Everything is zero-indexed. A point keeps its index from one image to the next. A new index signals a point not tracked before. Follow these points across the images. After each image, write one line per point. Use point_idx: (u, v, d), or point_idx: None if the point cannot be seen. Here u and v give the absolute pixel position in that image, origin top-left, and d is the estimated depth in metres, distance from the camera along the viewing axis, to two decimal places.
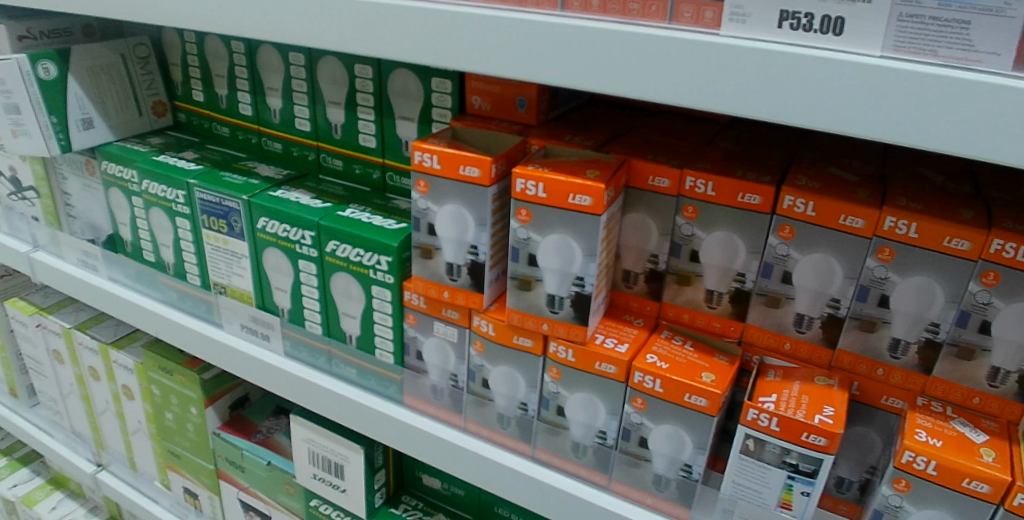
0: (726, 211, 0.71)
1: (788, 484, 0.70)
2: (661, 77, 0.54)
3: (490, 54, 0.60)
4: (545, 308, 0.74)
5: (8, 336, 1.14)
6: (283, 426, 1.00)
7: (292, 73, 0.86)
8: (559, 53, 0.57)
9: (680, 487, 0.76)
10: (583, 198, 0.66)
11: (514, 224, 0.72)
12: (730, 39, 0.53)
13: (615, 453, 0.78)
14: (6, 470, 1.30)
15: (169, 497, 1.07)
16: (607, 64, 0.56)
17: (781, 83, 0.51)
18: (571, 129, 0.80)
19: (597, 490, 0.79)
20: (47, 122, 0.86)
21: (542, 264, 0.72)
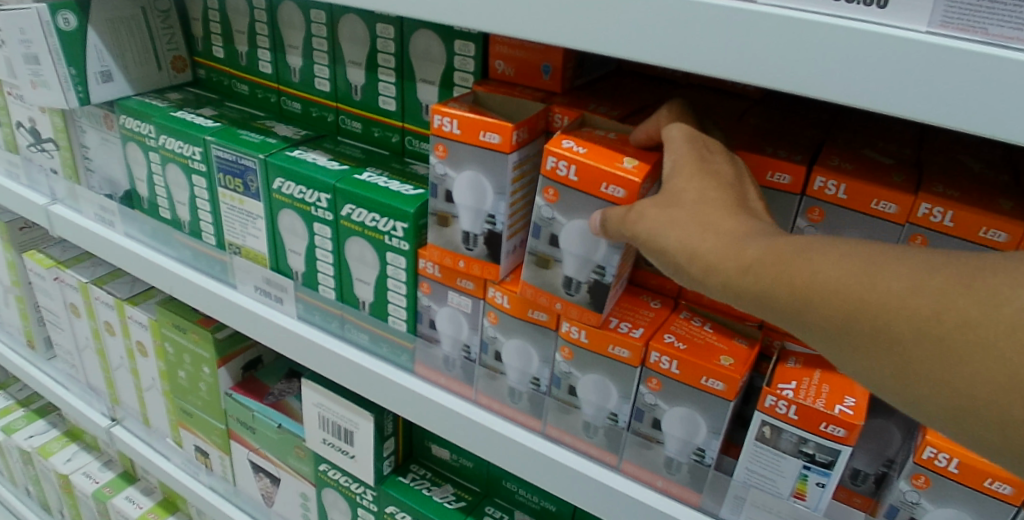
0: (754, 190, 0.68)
1: (803, 474, 0.68)
2: (690, 44, 0.52)
3: (514, 16, 0.58)
4: (560, 289, 0.72)
5: (27, 287, 1.14)
6: (295, 389, 0.99)
7: (312, 30, 0.84)
8: (585, 17, 0.55)
9: (692, 472, 0.74)
10: (614, 189, 0.63)
11: (540, 201, 0.69)
12: (770, 6, 0.49)
13: (627, 434, 0.77)
14: (24, 421, 1.32)
15: (180, 455, 1.08)
16: (634, 29, 0.53)
17: (820, 54, 0.48)
18: (596, 98, 0.77)
19: (607, 470, 0.78)
20: (66, 74, 0.84)
21: (562, 245, 0.69)
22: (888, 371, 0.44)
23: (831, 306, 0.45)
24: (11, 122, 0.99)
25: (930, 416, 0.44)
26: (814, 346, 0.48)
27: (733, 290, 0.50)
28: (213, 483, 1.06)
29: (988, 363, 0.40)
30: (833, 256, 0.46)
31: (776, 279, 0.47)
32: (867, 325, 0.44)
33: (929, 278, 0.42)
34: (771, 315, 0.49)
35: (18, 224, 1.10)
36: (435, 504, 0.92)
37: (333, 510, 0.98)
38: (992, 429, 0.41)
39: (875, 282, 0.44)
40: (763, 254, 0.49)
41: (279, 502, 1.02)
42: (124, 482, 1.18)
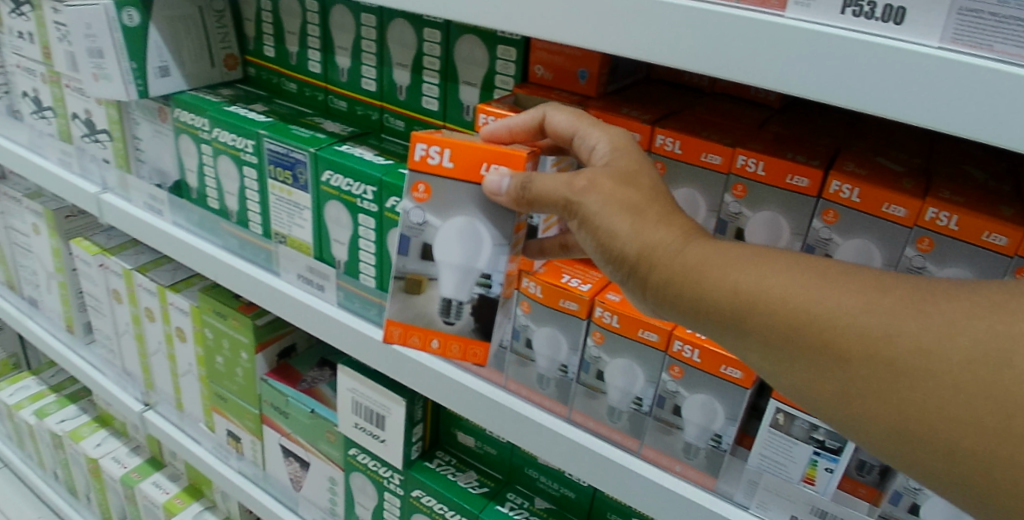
0: (775, 192, 0.70)
1: (813, 460, 0.74)
2: (728, 52, 0.57)
3: (564, 21, 0.64)
4: (438, 317, 0.69)
5: (70, 274, 1.17)
6: (327, 377, 1.03)
7: (362, 33, 0.90)
8: (631, 23, 0.61)
9: (708, 457, 0.80)
10: (497, 168, 0.63)
11: (409, 204, 0.65)
12: (799, 21, 0.55)
13: (649, 419, 0.82)
14: (57, 405, 1.38)
15: (212, 440, 1.12)
16: (669, 35, 0.59)
17: (843, 65, 0.53)
18: (628, 103, 0.83)
19: (628, 454, 0.84)
20: (128, 67, 0.90)
21: (438, 258, 0.66)
22: (829, 387, 0.47)
23: (780, 319, 0.48)
24: (66, 113, 1.02)
25: (861, 430, 0.47)
26: (751, 354, 0.51)
27: (682, 292, 0.52)
28: (242, 466, 1.10)
29: (929, 388, 0.43)
30: (786, 268, 0.49)
31: (728, 285, 0.50)
32: (814, 341, 0.46)
33: (879, 300, 0.45)
34: (714, 320, 0.51)
35: (64, 212, 1.13)
36: (459, 489, 0.96)
37: (360, 494, 1.02)
38: (922, 447, 0.44)
39: (825, 297, 0.46)
40: (716, 260, 0.51)
41: (307, 486, 1.06)
42: (151, 468, 1.23)
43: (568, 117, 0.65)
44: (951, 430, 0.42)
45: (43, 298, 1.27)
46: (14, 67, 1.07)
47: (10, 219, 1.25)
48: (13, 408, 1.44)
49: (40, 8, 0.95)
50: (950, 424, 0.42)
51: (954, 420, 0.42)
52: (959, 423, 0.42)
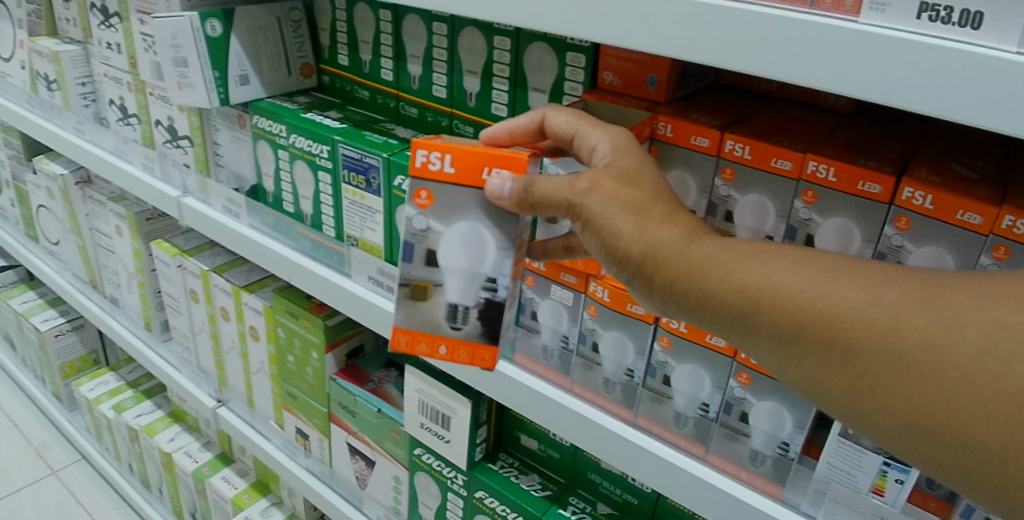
0: (846, 199, 0.69)
1: (882, 470, 0.72)
2: (792, 60, 0.55)
3: (620, 28, 0.62)
4: (444, 323, 0.68)
5: (150, 274, 1.23)
6: (393, 378, 1.06)
7: (434, 41, 0.93)
8: (694, 31, 0.58)
9: (776, 465, 0.79)
10: (498, 171, 0.64)
11: (412, 212, 0.66)
12: (871, 26, 0.52)
13: (716, 426, 0.82)
14: (133, 400, 1.48)
15: (281, 437, 1.15)
16: (736, 43, 0.57)
17: (919, 71, 0.50)
18: (698, 110, 0.82)
19: (694, 461, 0.83)
20: (211, 76, 0.94)
21: (442, 262, 0.66)
22: (836, 379, 0.48)
23: (787, 314, 0.49)
24: (150, 120, 1.07)
25: (867, 421, 0.49)
26: (758, 348, 0.52)
27: (689, 289, 0.54)
28: (310, 463, 1.14)
29: (936, 379, 0.44)
30: (791, 264, 0.50)
31: (735, 281, 0.51)
32: (821, 335, 0.48)
33: (885, 294, 0.46)
34: (721, 316, 0.53)
35: (144, 215, 1.18)
36: (522, 491, 0.97)
37: (424, 493, 1.04)
38: (928, 437, 0.46)
39: (831, 292, 0.48)
40: (722, 257, 0.53)
41: (372, 485, 1.08)
42: (222, 463, 1.29)
43: (567, 117, 0.68)
44: (957, 419, 0.44)
45: (124, 297, 1.34)
46: (101, 76, 1.12)
47: (95, 222, 1.31)
48: (93, 403, 1.54)
49: (127, 20, 1.01)
50: (957, 414, 0.44)
51: (961, 411, 0.43)
52: (967, 412, 0.43)
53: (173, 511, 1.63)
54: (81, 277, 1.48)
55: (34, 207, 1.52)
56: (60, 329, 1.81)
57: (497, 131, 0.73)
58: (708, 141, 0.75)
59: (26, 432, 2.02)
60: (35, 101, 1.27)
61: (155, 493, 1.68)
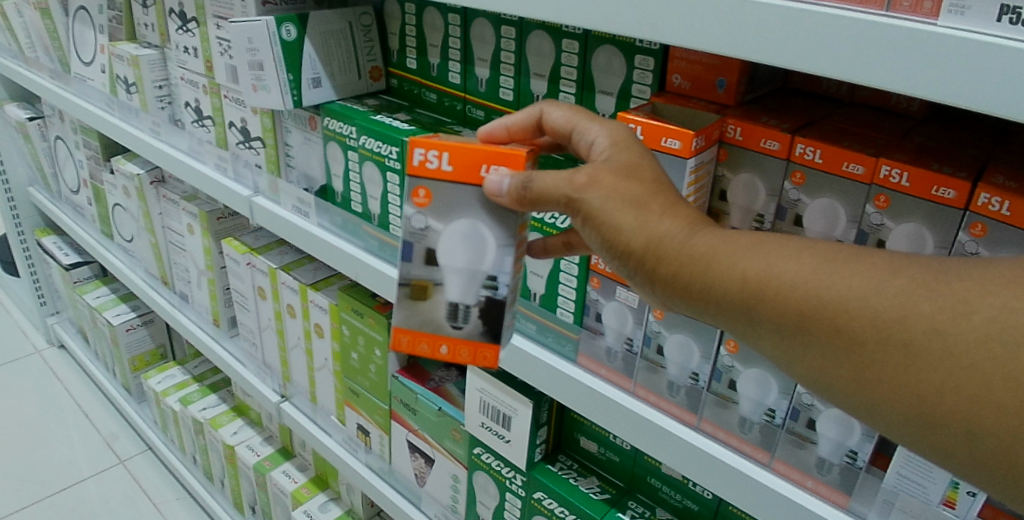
0: (919, 204, 0.67)
1: (954, 483, 0.70)
2: (866, 62, 0.53)
3: (687, 31, 0.62)
4: (446, 323, 0.69)
5: (219, 271, 1.28)
6: (453, 377, 1.08)
7: (501, 45, 0.94)
8: (761, 33, 0.58)
9: (843, 473, 0.77)
10: (497, 169, 0.65)
11: (411, 211, 0.67)
12: (951, 29, 0.51)
13: (782, 432, 0.80)
14: (200, 393, 1.58)
15: (342, 433, 1.20)
16: (812, 43, 0.56)
17: (1003, 74, 0.48)
18: (768, 113, 0.81)
19: (759, 467, 0.81)
20: (285, 79, 0.97)
21: (443, 261, 0.67)
22: (842, 370, 0.48)
23: (790, 304, 0.49)
24: (224, 122, 1.11)
25: (874, 411, 0.49)
26: (760, 339, 0.53)
27: (692, 282, 0.54)
28: (370, 460, 1.17)
29: (942, 368, 0.44)
30: (794, 255, 0.50)
31: (738, 272, 0.51)
32: (825, 326, 0.48)
33: (890, 283, 0.46)
34: (723, 307, 0.53)
35: (216, 214, 1.23)
36: (582, 494, 0.96)
37: (482, 493, 1.04)
38: (935, 426, 0.46)
39: (834, 282, 0.48)
40: (724, 249, 0.53)
41: (431, 483, 1.10)
42: (282, 457, 1.39)
43: (565, 113, 0.71)
44: (965, 407, 0.44)
45: (194, 294, 1.39)
46: (178, 79, 1.17)
47: (168, 220, 1.36)
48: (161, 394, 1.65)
49: (205, 24, 1.05)
50: (962, 401, 0.44)
51: (970, 399, 0.44)
52: (972, 400, 0.43)
53: (234, 504, 1.67)
54: (153, 273, 1.53)
55: (110, 206, 1.58)
56: (131, 324, 1.88)
57: (495, 128, 0.74)
58: (778, 145, 0.74)
59: (96, 422, 2.10)
60: (114, 104, 1.32)
61: (217, 485, 1.73)
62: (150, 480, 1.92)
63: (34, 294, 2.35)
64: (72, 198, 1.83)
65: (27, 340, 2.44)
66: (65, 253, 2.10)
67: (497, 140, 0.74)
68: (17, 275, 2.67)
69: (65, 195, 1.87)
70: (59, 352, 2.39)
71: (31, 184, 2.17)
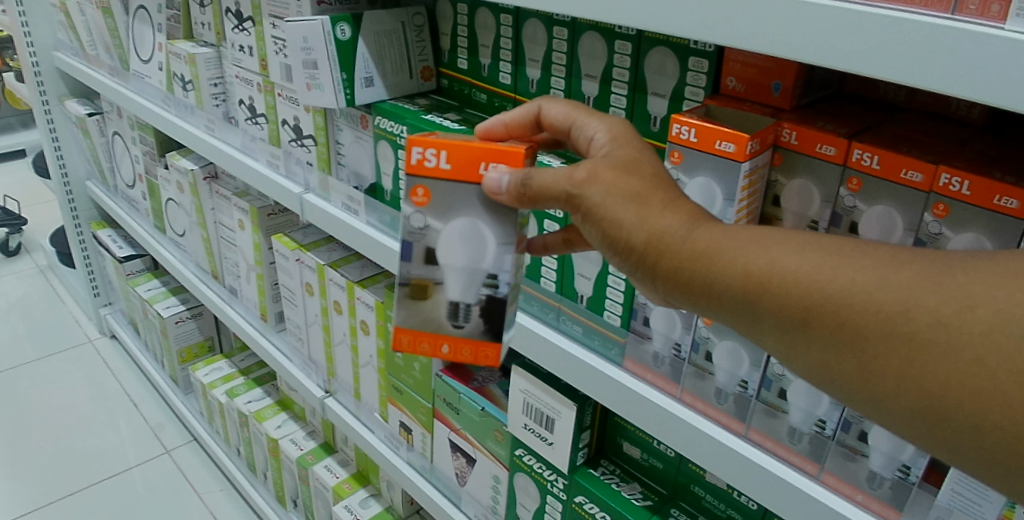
0: (979, 213, 0.65)
1: (1011, 502, 0.67)
2: (932, 64, 0.52)
3: (743, 34, 0.61)
4: (447, 322, 0.69)
5: (269, 267, 1.30)
6: (496, 378, 1.08)
7: (553, 45, 0.94)
8: (820, 36, 0.56)
9: (894, 488, 0.75)
10: (496, 167, 0.65)
11: (409, 211, 0.67)
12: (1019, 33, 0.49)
13: (832, 444, 0.78)
14: (246, 387, 1.62)
15: (384, 430, 1.22)
16: (874, 45, 0.54)
17: None
18: (824, 117, 0.79)
19: (807, 479, 0.78)
20: (339, 78, 0.99)
21: (442, 260, 0.67)
22: (846, 366, 0.47)
23: (791, 299, 0.48)
24: (277, 120, 1.13)
25: (880, 409, 0.47)
26: (763, 336, 0.51)
27: (693, 277, 0.53)
28: (411, 458, 1.19)
29: (948, 362, 0.43)
30: (795, 249, 0.49)
31: (738, 266, 0.50)
32: (827, 321, 0.47)
33: (892, 276, 0.45)
34: (724, 302, 0.52)
35: (267, 211, 1.25)
36: (623, 499, 0.95)
37: (522, 494, 1.04)
38: (944, 424, 0.44)
39: (836, 275, 0.46)
40: (724, 243, 0.52)
41: (472, 482, 1.11)
42: (324, 452, 1.41)
43: (564, 108, 0.72)
44: (973, 404, 0.42)
45: (242, 288, 1.42)
46: (233, 77, 1.19)
47: (219, 215, 1.39)
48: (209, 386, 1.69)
49: (260, 23, 1.07)
50: (970, 396, 0.42)
51: (978, 395, 0.42)
52: (980, 395, 0.42)
53: (276, 497, 1.69)
54: (204, 267, 1.57)
55: (163, 200, 1.62)
56: (181, 316, 1.92)
57: (493, 123, 0.75)
58: (834, 150, 0.72)
59: (144, 411, 2.16)
60: (169, 101, 1.36)
61: (260, 477, 1.75)
62: (194, 470, 1.96)
63: (88, 284, 2.42)
64: (127, 192, 1.88)
65: (80, 329, 2.52)
66: (119, 245, 2.16)
67: (495, 136, 0.75)
68: (72, 265, 2.76)
69: (120, 189, 1.92)
70: (111, 342, 2.45)
71: (88, 178, 2.24)
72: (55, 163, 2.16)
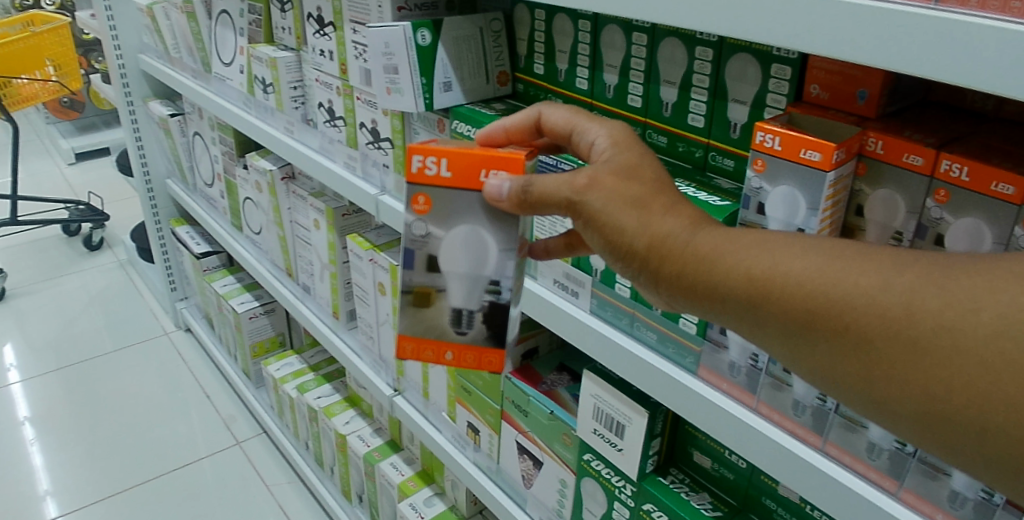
0: None
1: None
2: None
3: (832, 42, 0.58)
4: (451, 328, 0.71)
5: (343, 267, 1.36)
6: (565, 382, 1.10)
7: (632, 51, 0.94)
8: (916, 43, 0.54)
9: (978, 509, 0.68)
10: (495, 174, 0.66)
11: (411, 218, 0.68)
12: None
13: (913, 461, 0.71)
14: (316, 382, 1.72)
15: (451, 430, 1.27)
16: (977, 54, 0.51)
17: None
18: (912, 126, 0.73)
19: (884, 496, 0.74)
20: (418, 82, 1.01)
21: (445, 268, 0.69)
22: (850, 368, 0.49)
23: (794, 302, 0.50)
24: (355, 123, 1.16)
25: (885, 411, 0.49)
26: (768, 338, 0.54)
27: (698, 280, 0.56)
28: (477, 458, 1.23)
29: (953, 364, 0.45)
30: (797, 253, 0.52)
31: (742, 271, 0.53)
32: (829, 323, 0.49)
33: (895, 279, 0.47)
34: (730, 305, 0.54)
35: (341, 211, 1.30)
36: (692, 508, 0.93)
37: (589, 499, 1.05)
38: (946, 424, 0.46)
39: (837, 279, 0.49)
40: (727, 247, 0.54)
41: (538, 485, 1.13)
42: (390, 449, 1.49)
43: (564, 113, 0.74)
44: (976, 406, 0.44)
45: (316, 286, 1.49)
46: (312, 80, 1.23)
47: (296, 215, 1.45)
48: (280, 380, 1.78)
49: (341, 28, 1.10)
50: (973, 398, 0.44)
51: (982, 398, 0.44)
52: (983, 396, 0.44)
53: (343, 491, 1.73)
54: (279, 265, 1.63)
55: (241, 199, 1.69)
56: (254, 312, 1.98)
57: (495, 130, 0.77)
58: (922, 160, 0.68)
59: (216, 402, 2.23)
60: (251, 103, 1.41)
61: (327, 471, 1.80)
62: (263, 462, 2.02)
63: (166, 279, 2.51)
64: (205, 190, 1.95)
65: (158, 322, 2.62)
66: (196, 241, 2.23)
67: (496, 142, 0.77)
68: (151, 260, 2.88)
69: (198, 186, 2.00)
70: (186, 335, 2.54)
71: (168, 176, 2.32)
72: (138, 162, 2.26)
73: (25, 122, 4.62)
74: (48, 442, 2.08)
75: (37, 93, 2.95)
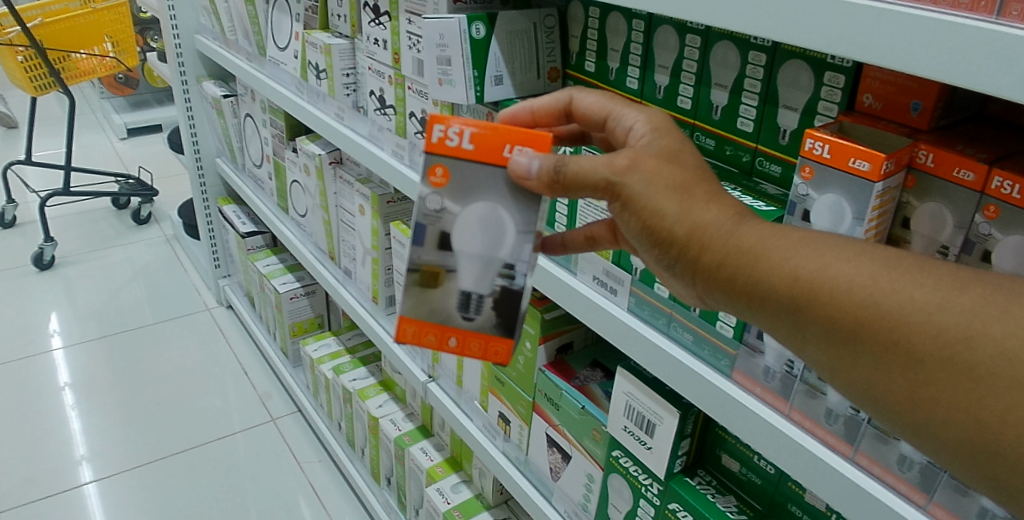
0: None
1: None
2: None
3: (890, 48, 0.58)
4: (457, 313, 0.72)
5: (384, 253, 1.40)
6: (597, 378, 1.11)
7: (684, 52, 0.95)
8: (975, 54, 0.53)
9: None
10: (520, 150, 0.67)
11: (427, 192, 0.69)
12: None
13: (945, 476, 0.70)
14: (352, 365, 1.76)
15: (483, 419, 1.30)
16: None
17: None
18: (966, 140, 0.72)
19: (913, 509, 0.73)
20: (471, 75, 1.04)
21: (457, 247, 0.70)
22: (894, 383, 0.50)
23: (836, 304, 0.51)
24: (405, 112, 1.19)
25: (923, 429, 0.50)
26: (807, 343, 0.54)
27: (739, 273, 0.56)
28: (507, 448, 1.26)
29: (1010, 395, 0.45)
30: (850, 257, 0.52)
31: (789, 270, 0.53)
32: (878, 333, 0.50)
33: (954, 298, 0.48)
34: (769, 303, 0.55)
35: (386, 198, 1.34)
36: (719, 510, 0.93)
37: (615, 495, 1.06)
38: (987, 452, 0.47)
39: (891, 291, 0.49)
40: (774, 244, 0.55)
41: (565, 478, 1.15)
42: (421, 434, 1.52)
43: (597, 98, 0.75)
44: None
45: (357, 270, 1.53)
46: (365, 69, 1.27)
47: (342, 200, 1.49)
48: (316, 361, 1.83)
49: (396, 19, 1.14)
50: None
51: None
52: None
53: (371, 473, 1.76)
54: (322, 248, 1.67)
55: (288, 182, 1.73)
56: (294, 292, 2.01)
57: (520, 111, 0.79)
58: (973, 176, 0.67)
59: (252, 378, 2.29)
60: (303, 88, 1.44)
61: (358, 452, 1.83)
62: (295, 439, 2.06)
63: (210, 256, 2.58)
64: (253, 171, 2.00)
65: (200, 297, 2.69)
66: (241, 221, 2.28)
67: (521, 122, 0.80)
68: (197, 237, 2.95)
69: (246, 166, 2.05)
70: (227, 312, 2.60)
71: (217, 155, 2.38)
72: (189, 139, 2.31)
73: (82, 96, 4.75)
74: (87, 407, 2.15)
75: (95, 68, 3.07)
